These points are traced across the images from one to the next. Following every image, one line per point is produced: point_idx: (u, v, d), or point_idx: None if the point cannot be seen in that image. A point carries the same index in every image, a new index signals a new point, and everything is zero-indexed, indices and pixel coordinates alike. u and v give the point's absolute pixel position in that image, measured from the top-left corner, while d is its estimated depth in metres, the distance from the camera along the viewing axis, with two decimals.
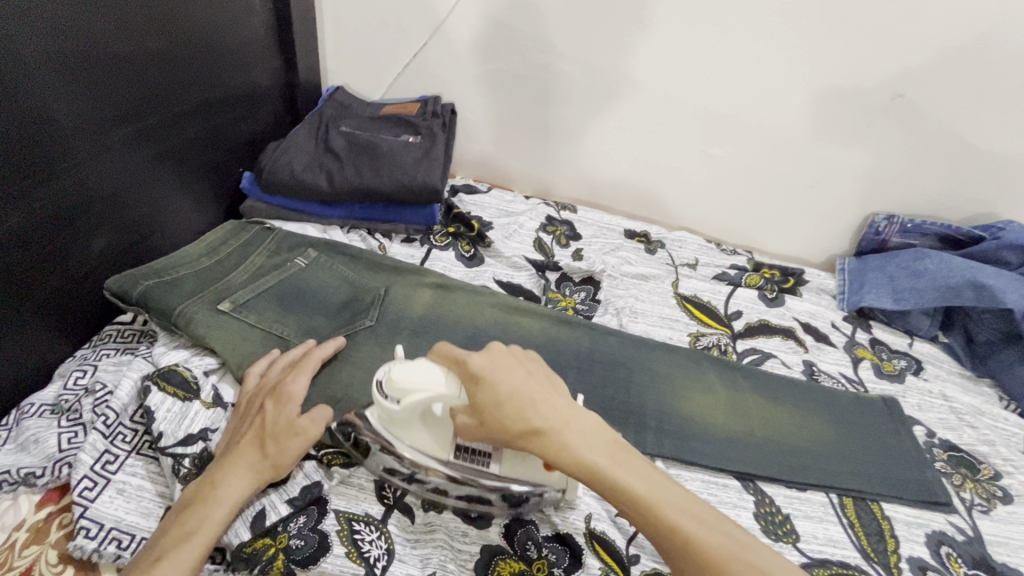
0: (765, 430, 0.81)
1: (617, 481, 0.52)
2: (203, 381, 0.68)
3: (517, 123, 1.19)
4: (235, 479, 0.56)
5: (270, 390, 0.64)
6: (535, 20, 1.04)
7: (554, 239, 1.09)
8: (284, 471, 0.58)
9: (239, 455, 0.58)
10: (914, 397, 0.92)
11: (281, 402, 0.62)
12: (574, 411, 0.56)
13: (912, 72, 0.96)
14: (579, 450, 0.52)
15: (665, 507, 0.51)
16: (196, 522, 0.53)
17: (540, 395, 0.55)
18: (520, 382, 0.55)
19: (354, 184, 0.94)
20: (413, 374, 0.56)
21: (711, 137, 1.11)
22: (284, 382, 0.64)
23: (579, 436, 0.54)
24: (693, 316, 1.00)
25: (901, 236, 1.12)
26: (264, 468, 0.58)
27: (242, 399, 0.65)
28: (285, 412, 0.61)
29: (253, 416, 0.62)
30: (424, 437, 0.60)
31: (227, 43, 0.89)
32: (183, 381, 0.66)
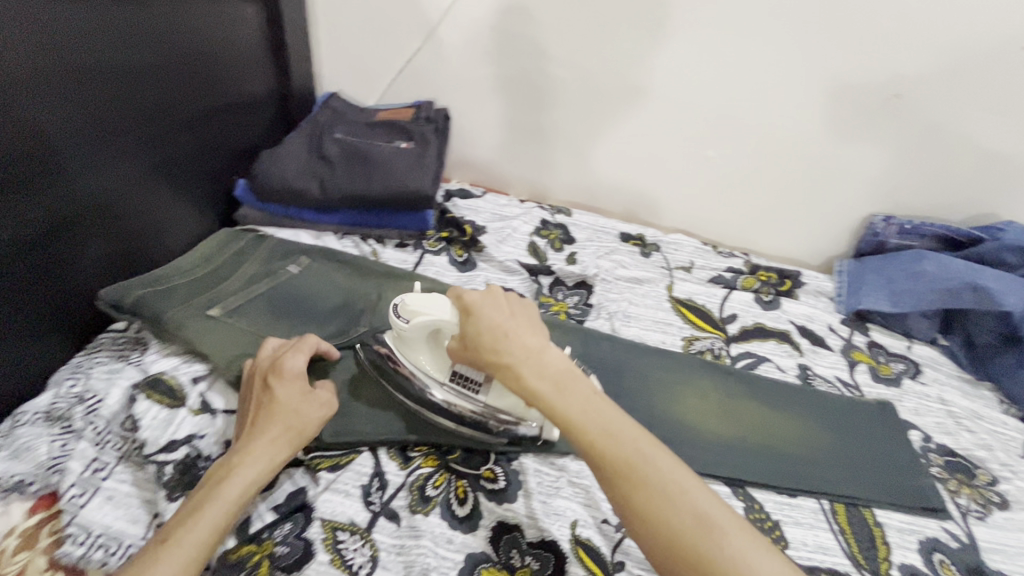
0: (757, 436, 0.80)
1: (583, 424, 0.51)
2: (190, 389, 0.68)
3: (512, 127, 1.19)
4: (250, 457, 0.56)
5: (272, 371, 0.64)
6: (527, 25, 1.05)
7: (548, 243, 1.09)
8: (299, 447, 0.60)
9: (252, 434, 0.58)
10: (911, 401, 0.91)
11: (285, 382, 0.62)
12: (548, 348, 0.57)
13: (906, 72, 0.95)
14: (536, 385, 0.54)
15: (618, 452, 0.49)
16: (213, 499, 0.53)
17: (521, 328, 0.58)
18: (499, 320, 0.58)
19: (345, 193, 0.95)
20: (426, 303, 0.63)
21: (706, 138, 1.10)
22: (287, 363, 0.64)
23: (545, 375, 0.55)
24: (687, 320, 0.99)
25: (899, 237, 1.09)
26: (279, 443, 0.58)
27: (245, 388, 0.65)
28: (293, 390, 0.62)
29: (258, 398, 0.62)
30: (426, 359, 0.68)
31: (219, 52, 0.90)
32: (168, 389, 0.67)
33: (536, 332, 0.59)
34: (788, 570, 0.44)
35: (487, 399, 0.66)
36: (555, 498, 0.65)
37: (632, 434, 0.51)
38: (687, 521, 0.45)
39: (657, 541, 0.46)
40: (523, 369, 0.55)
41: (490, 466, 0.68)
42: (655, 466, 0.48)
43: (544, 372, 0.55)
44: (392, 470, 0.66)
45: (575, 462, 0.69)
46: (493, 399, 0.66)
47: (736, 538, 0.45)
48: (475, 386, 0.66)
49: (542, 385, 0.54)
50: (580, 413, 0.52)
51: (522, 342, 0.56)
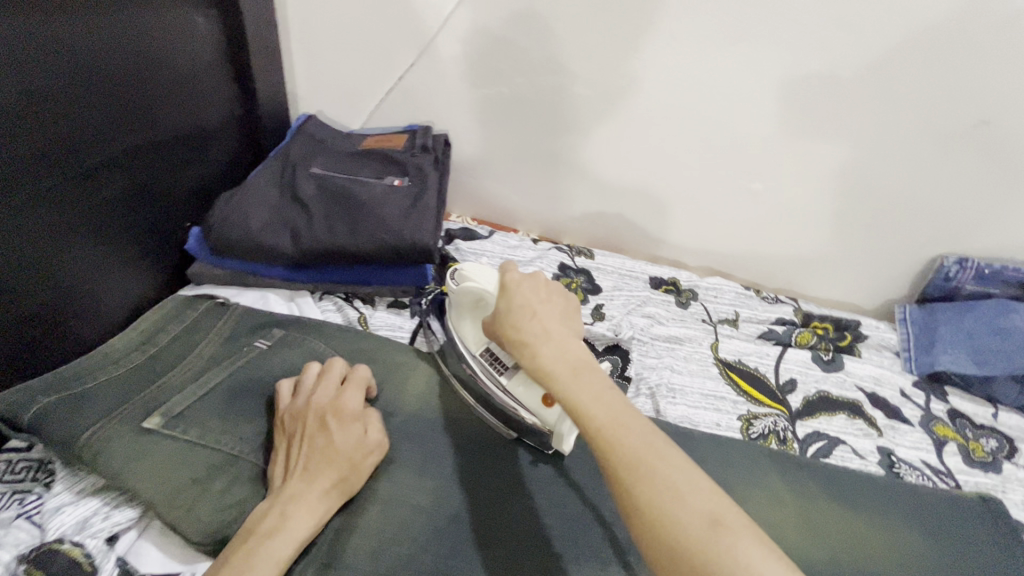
0: (851, 559, 0.64)
1: (591, 411, 0.42)
2: (104, 556, 0.48)
3: (521, 155, 1.02)
4: (305, 506, 0.50)
5: (329, 405, 0.57)
6: (543, 36, 0.87)
7: (570, 294, 0.92)
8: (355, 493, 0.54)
9: (307, 481, 0.51)
10: (1016, 492, 0.76)
11: (344, 422, 0.56)
12: (569, 334, 0.49)
13: (999, 95, 0.80)
14: (545, 364, 0.46)
15: (631, 451, 0.39)
16: (268, 553, 0.47)
17: (541, 309, 0.51)
18: (524, 298, 0.52)
19: (325, 245, 0.76)
20: (479, 271, 0.63)
21: (752, 168, 0.94)
22: (344, 398, 0.58)
23: (561, 359, 0.46)
24: (741, 391, 0.83)
25: (975, 283, 0.94)
26: (335, 492, 0.52)
27: (285, 417, 0.56)
28: (351, 436, 0.55)
29: (311, 434, 0.54)
30: (467, 327, 0.69)
31: (160, 73, 0.71)
32: (70, 565, 0.46)
33: (567, 321, 0.51)
34: None
35: (508, 382, 0.65)
36: None
37: (640, 420, 0.42)
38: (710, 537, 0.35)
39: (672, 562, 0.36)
40: (532, 349, 0.47)
41: None
42: (664, 466, 0.38)
43: (562, 356, 0.46)
44: None
45: None
46: (515, 384, 0.65)
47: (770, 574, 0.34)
48: (502, 366, 0.67)
49: (555, 367, 0.45)
50: (593, 403, 0.43)
51: (544, 323, 0.49)
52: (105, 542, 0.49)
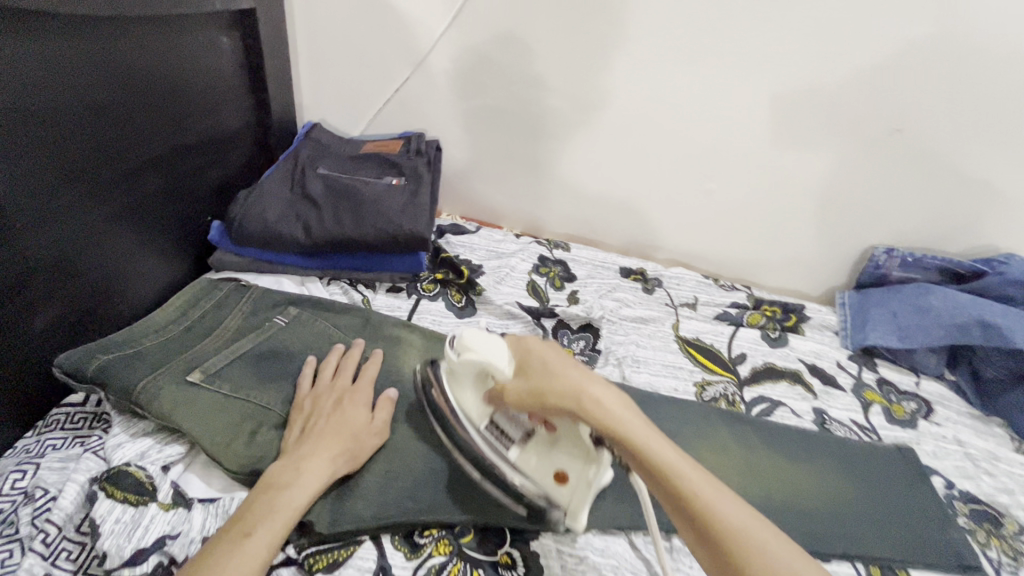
0: (783, 494, 0.76)
1: (648, 444, 0.51)
2: (161, 480, 0.58)
3: (505, 159, 1.14)
4: (319, 464, 0.58)
5: (346, 390, 0.67)
6: (523, 55, 1.00)
7: (549, 281, 1.04)
8: (358, 465, 0.63)
9: (322, 444, 0.60)
10: (929, 443, 0.88)
11: (357, 402, 0.66)
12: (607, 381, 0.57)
13: (909, 107, 0.94)
14: (611, 421, 0.52)
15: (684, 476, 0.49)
16: (286, 500, 0.55)
17: (576, 363, 0.58)
18: (556, 358, 0.58)
19: (332, 235, 0.87)
20: (484, 341, 0.62)
21: (707, 170, 1.07)
22: (359, 384, 0.68)
23: (613, 402, 0.54)
24: (698, 363, 0.95)
25: (901, 270, 1.08)
26: (344, 458, 0.61)
27: (303, 399, 0.66)
28: (360, 416, 0.64)
29: (329, 410, 0.64)
30: (470, 398, 0.65)
31: (190, 86, 0.82)
32: (136, 484, 0.56)
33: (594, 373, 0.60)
34: None
35: (518, 459, 0.61)
36: None
37: (704, 473, 0.51)
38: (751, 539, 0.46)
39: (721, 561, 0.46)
40: (591, 406, 0.53)
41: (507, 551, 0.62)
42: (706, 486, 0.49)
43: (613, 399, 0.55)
44: (399, 563, 0.59)
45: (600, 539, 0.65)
46: (527, 462, 0.61)
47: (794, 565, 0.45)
48: (509, 441, 0.62)
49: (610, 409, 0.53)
50: (648, 438, 0.51)
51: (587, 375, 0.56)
52: (161, 469, 0.59)
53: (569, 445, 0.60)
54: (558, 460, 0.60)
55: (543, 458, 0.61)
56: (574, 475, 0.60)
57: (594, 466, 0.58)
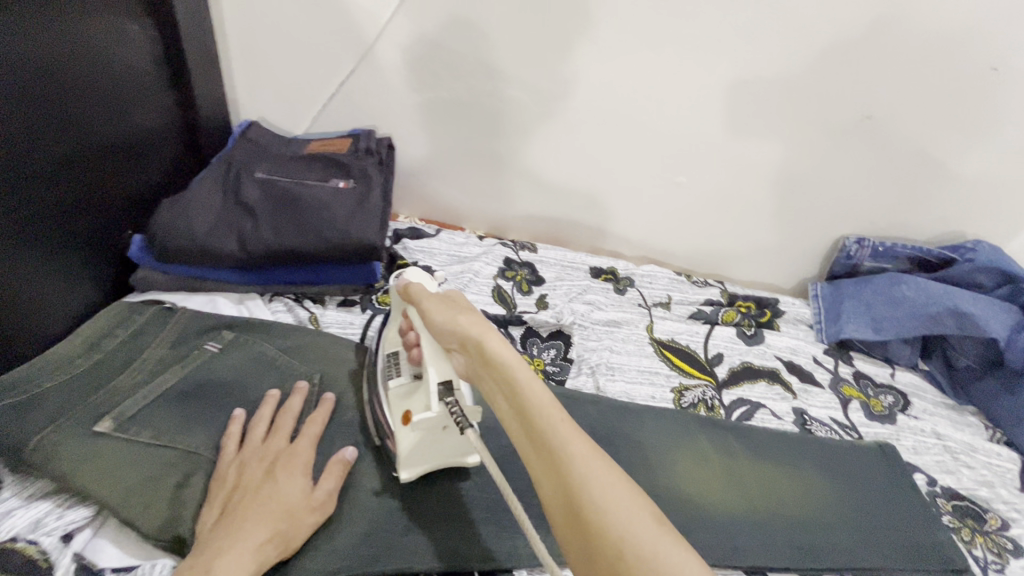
0: (767, 505, 0.72)
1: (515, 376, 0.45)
2: (59, 553, 0.50)
3: (464, 156, 1.06)
4: (236, 559, 0.48)
5: (280, 455, 0.57)
6: (478, 42, 0.92)
7: (515, 286, 0.97)
8: (292, 551, 0.52)
9: (244, 530, 0.50)
10: (908, 438, 0.86)
11: (292, 470, 0.55)
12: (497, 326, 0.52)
13: (878, 93, 0.91)
14: (505, 354, 0.47)
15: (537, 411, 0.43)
16: None
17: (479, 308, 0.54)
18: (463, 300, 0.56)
19: (274, 246, 0.78)
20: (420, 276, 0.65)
21: (676, 162, 1.02)
22: (295, 448, 0.58)
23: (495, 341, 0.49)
24: (674, 366, 0.91)
25: (873, 259, 1.06)
26: (273, 544, 0.50)
27: (228, 471, 0.55)
28: (296, 490, 0.54)
29: (258, 482, 0.54)
30: (395, 329, 0.67)
31: (95, 80, 0.71)
32: (26, 564, 0.49)
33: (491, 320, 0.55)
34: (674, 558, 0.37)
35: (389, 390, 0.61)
36: None
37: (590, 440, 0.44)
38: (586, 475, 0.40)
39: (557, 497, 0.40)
40: (488, 337, 0.49)
41: None
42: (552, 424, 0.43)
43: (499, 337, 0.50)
44: None
45: None
46: (394, 393, 0.60)
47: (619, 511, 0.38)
48: (397, 371, 0.62)
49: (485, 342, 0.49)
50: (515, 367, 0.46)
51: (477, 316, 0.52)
52: (59, 541, 0.51)
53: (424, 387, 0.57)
54: (409, 401, 0.58)
55: (407, 394, 0.59)
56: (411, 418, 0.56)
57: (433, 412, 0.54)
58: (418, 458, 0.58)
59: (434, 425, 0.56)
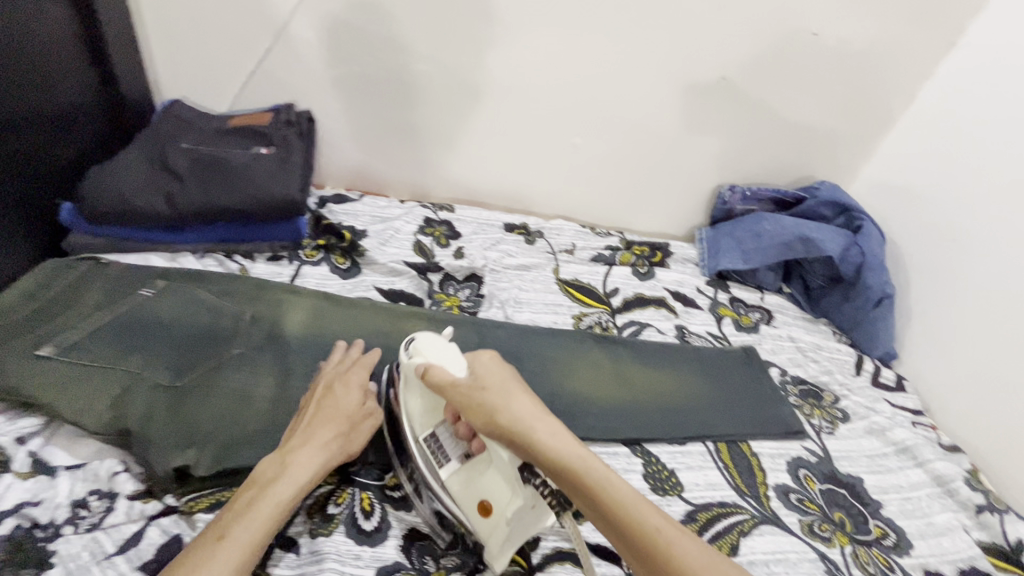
0: (646, 396, 0.87)
1: (587, 471, 0.53)
2: (14, 450, 0.59)
3: (382, 127, 1.16)
4: (309, 452, 0.59)
5: (336, 376, 0.68)
6: (384, 19, 1.02)
7: (434, 241, 1.07)
8: (354, 452, 0.64)
9: (313, 432, 0.61)
10: (768, 343, 1.04)
11: (348, 385, 0.67)
12: (541, 407, 0.58)
13: (729, 58, 1.06)
14: (560, 449, 0.54)
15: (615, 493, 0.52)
16: (268, 497, 0.55)
17: (517, 389, 0.59)
18: (497, 380, 0.60)
19: (202, 203, 0.86)
20: (438, 350, 0.64)
21: (571, 125, 1.16)
22: (349, 371, 0.69)
23: (551, 433, 0.55)
24: (575, 300, 1.04)
25: (743, 203, 1.24)
26: (338, 442, 0.62)
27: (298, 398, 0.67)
28: (352, 399, 0.66)
29: (320, 399, 0.65)
30: (419, 405, 0.65)
31: (17, 55, 0.76)
32: None
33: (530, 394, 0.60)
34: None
35: (446, 479, 0.61)
36: None
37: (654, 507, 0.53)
38: (674, 541, 0.50)
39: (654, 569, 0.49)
40: (538, 432, 0.55)
41: (394, 473, 0.69)
42: (627, 501, 0.51)
43: (551, 429, 0.55)
44: None
45: None
46: (453, 479, 0.61)
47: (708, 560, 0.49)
48: (445, 456, 0.62)
49: (546, 438, 0.54)
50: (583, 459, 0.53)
51: (519, 402, 0.57)
52: (14, 441, 0.60)
53: (499, 474, 0.58)
54: (483, 489, 0.59)
55: (474, 483, 0.60)
56: (495, 508, 0.58)
57: (519, 499, 0.56)
58: (508, 545, 0.59)
59: (523, 509, 0.57)
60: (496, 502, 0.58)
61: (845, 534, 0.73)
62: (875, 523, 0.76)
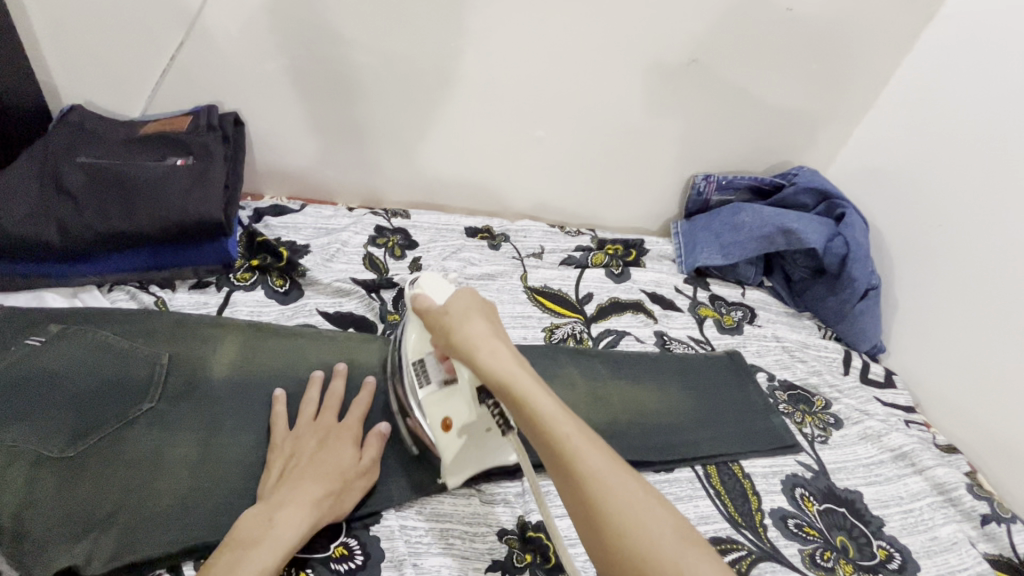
0: (627, 416, 0.79)
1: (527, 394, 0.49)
2: None
3: (323, 127, 1.03)
4: (297, 513, 0.55)
5: (331, 428, 0.64)
6: (313, 5, 0.88)
7: (387, 252, 0.97)
8: (343, 513, 0.60)
9: (303, 488, 0.57)
10: (753, 344, 0.97)
11: (343, 439, 0.63)
12: (500, 333, 0.55)
13: (700, 38, 0.98)
14: (499, 370, 0.51)
15: (547, 418, 0.48)
16: (250, 560, 0.51)
17: (479, 315, 0.56)
18: (460, 307, 0.57)
19: (105, 229, 0.74)
20: (438, 287, 0.65)
21: (534, 117, 1.06)
22: (345, 421, 0.65)
23: (495, 356, 0.52)
24: (546, 309, 0.95)
25: (719, 193, 1.17)
26: (328, 502, 0.58)
27: (292, 438, 0.63)
28: (346, 455, 0.62)
29: (312, 450, 0.62)
30: (414, 334, 0.66)
31: None
32: None
33: (496, 323, 0.57)
34: (685, 539, 0.43)
35: (422, 399, 0.62)
36: (428, 557, 0.61)
37: (594, 435, 0.49)
38: (598, 477, 0.45)
39: (576, 502, 0.46)
40: (481, 354, 0.52)
41: (342, 542, 0.60)
42: (559, 431, 0.47)
43: (498, 354, 0.52)
44: None
45: (446, 503, 0.66)
46: (428, 399, 0.62)
47: (632, 502, 0.44)
48: (427, 379, 0.63)
49: (489, 361, 0.51)
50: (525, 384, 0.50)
51: (473, 327, 0.54)
52: None
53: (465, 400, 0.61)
54: (449, 410, 0.61)
55: (443, 405, 0.62)
56: (454, 426, 0.61)
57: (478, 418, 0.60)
58: (461, 463, 0.63)
59: (479, 427, 0.62)
60: (460, 421, 0.61)
61: (850, 562, 0.68)
62: (879, 544, 0.71)
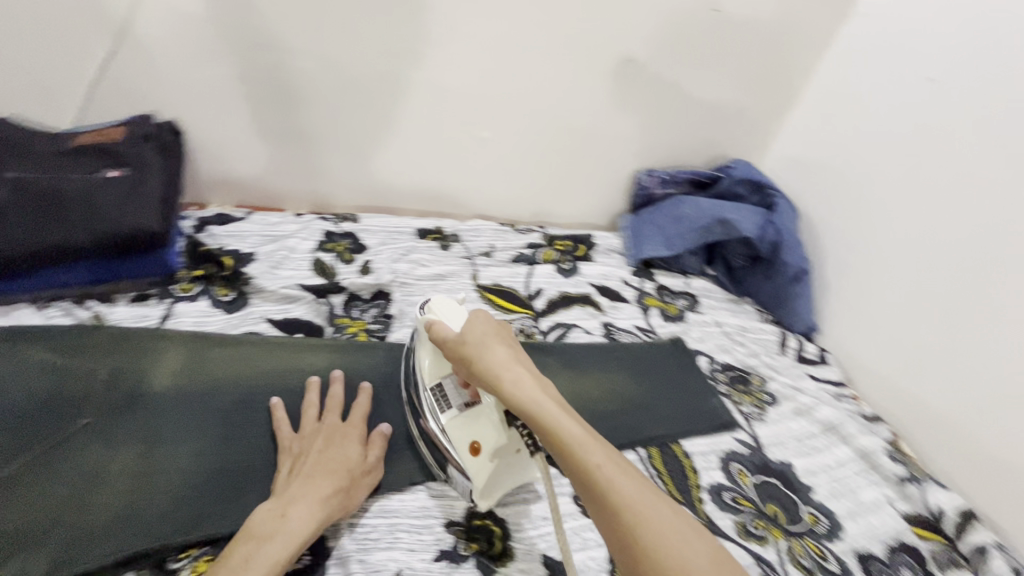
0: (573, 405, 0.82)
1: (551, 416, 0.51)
2: None
3: (266, 133, 1.02)
4: (307, 507, 0.58)
5: (336, 427, 0.67)
6: (248, 11, 0.88)
7: (336, 257, 0.97)
8: (352, 508, 0.62)
9: (314, 485, 0.60)
10: (695, 331, 1.02)
11: (349, 438, 0.66)
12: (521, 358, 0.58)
13: (635, 38, 1.01)
14: (523, 395, 0.53)
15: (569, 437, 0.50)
16: (265, 553, 0.54)
17: (500, 341, 0.59)
18: (477, 334, 0.60)
19: (36, 245, 0.73)
20: (449, 308, 0.67)
21: (479, 118, 1.07)
22: (350, 421, 0.68)
23: (517, 379, 0.54)
24: (496, 306, 0.98)
25: (662, 187, 1.21)
26: (338, 498, 0.60)
27: (300, 439, 0.66)
28: (353, 453, 0.65)
29: (320, 448, 0.65)
30: (428, 360, 0.70)
31: None
32: None
33: (517, 349, 0.60)
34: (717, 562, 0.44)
35: (446, 424, 0.66)
36: (376, 552, 0.62)
37: (617, 454, 0.50)
38: (626, 494, 0.46)
39: (605, 521, 0.47)
40: (504, 379, 0.54)
41: None
42: (583, 450, 0.49)
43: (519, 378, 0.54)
44: None
45: (395, 502, 0.67)
46: (453, 424, 0.66)
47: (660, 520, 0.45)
48: (450, 403, 0.67)
49: (511, 383, 0.54)
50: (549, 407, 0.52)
51: (494, 353, 0.57)
52: None
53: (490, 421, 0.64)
54: (474, 433, 0.65)
55: (469, 428, 0.65)
56: (483, 450, 0.64)
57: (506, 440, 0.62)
58: (495, 486, 0.64)
59: (508, 450, 0.63)
60: (486, 444, 0.64)
61: (780, 528, 0.73)
62: (808, 510, 0.76)
